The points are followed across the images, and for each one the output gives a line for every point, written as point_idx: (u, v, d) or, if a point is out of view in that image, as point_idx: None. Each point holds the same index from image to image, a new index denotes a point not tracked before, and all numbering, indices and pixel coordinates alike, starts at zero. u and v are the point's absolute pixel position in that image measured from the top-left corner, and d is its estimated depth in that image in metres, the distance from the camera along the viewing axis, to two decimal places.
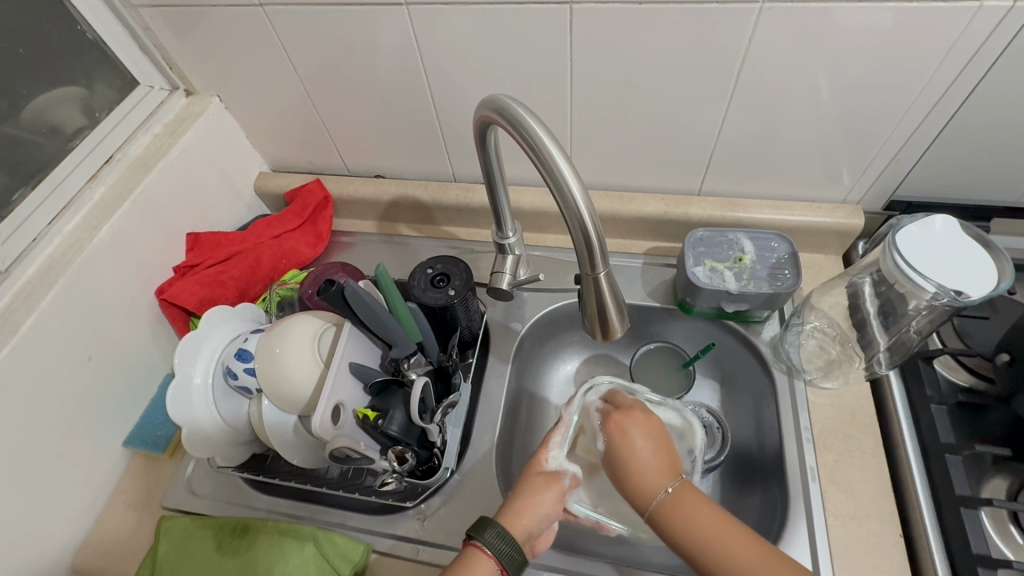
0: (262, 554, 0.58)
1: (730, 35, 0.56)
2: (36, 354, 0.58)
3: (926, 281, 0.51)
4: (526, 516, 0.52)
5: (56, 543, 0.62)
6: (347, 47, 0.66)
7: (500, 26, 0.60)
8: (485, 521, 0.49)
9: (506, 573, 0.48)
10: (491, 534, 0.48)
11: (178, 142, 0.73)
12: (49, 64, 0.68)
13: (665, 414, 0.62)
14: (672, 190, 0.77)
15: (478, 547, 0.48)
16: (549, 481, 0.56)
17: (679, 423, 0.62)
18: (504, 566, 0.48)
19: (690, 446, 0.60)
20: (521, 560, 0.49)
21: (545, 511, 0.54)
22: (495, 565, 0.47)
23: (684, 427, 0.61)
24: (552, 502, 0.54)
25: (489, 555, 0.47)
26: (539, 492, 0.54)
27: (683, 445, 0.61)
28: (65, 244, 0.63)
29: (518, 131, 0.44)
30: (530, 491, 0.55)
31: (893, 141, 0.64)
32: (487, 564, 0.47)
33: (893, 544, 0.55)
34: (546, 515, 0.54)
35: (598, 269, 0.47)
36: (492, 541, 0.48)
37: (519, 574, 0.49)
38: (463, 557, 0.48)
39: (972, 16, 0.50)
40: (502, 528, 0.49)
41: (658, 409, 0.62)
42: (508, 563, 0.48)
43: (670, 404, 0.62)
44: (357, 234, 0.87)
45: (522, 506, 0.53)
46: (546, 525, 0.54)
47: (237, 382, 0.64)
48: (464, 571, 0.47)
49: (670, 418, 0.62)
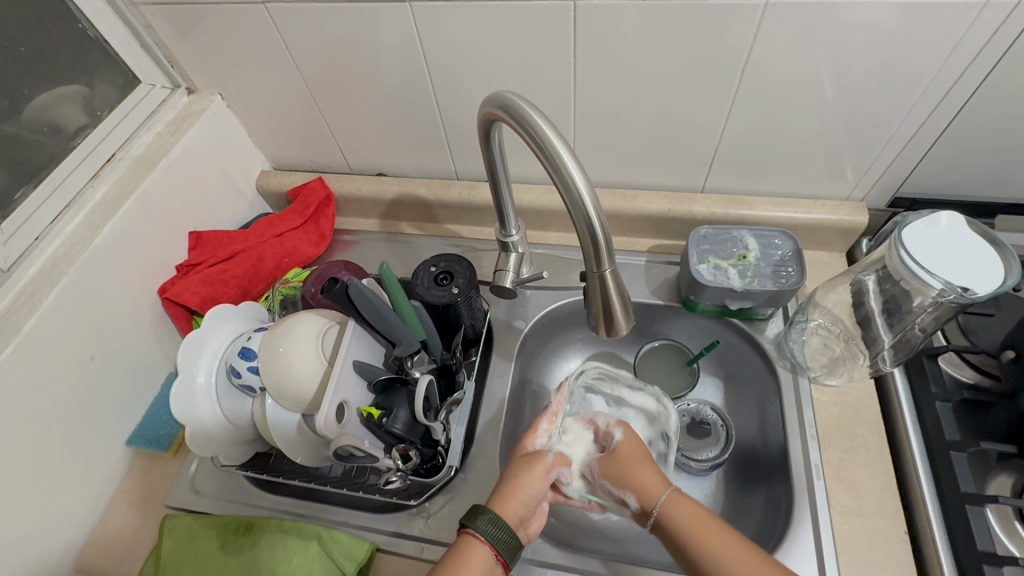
0: (266, 553, 0.58)
1: (735, 31, 0.56)
2: (38, 354, 0.58)
3: (933, 277, 0.50)
4: (516, 499, 0.52)
5: (59, 543, 0.62)
6: (350, 44, 0.66)
7: (503, 23, 0.60)
8: (478, 509, 0.49)
9: (502, 559, 0.48)
10: (484, 520, 0.48)
11: (179, 141, 0.73)
12: (50, 63, 0.67)
13: (640, 398, 0.65)
14: (675, 188, 0.77)
15: (473, 535, 0.48)
16: (534, 460, 0.55)
17: (655, 407, 0.65)
18: (499, 552, 0.48)
19: (665, 429, 0.63)
20: (517, 544, 0.49)
21: (535, 493, 0.53)
22: (489, 551, 0.47)
23: (659, 411, 0.64)
24: (541, 483, 0.54)
25: (482, 541, 0.47)
26: (526, 473, 0.54)
27: (657, 428, 0.64)
28: (67, 243, 0.63)
29: (524, 128, 0.44)
30: (517, 473, 0.54)
31: (898, 138, 0.64)
32: (482, 552, 0.47)
33: (898, 541, 0.55)
34: (535, 496, 0.53)
35: (603, 266, 0.46)
36: (485, 527, 0.48)
37: (515, 560, 0.49)
38: (458, 546, 0.48)
39: (977, 14, 0.50)
40: (493, 513, 0.49)
41: (635, 392, 0.65)
42: (503, 549, 0.48)
43: (647, 389, 0.65)
44: (359, 232, 0.86)
45: (511, 488, 0.53)
46: (536, 506, 0.54)
47: (240, 381, 0.64)
48: (458, 560, 0.47)
49: (645, 402, 0.65)
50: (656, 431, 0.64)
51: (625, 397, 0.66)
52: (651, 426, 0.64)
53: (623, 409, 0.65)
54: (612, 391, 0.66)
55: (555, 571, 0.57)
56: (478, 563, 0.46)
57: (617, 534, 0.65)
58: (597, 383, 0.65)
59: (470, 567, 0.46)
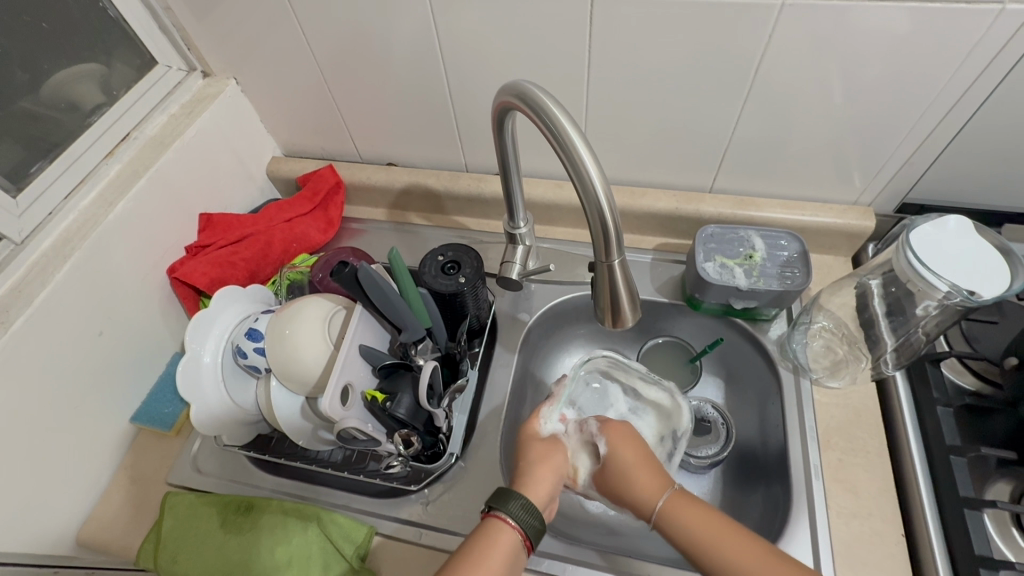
0: (266, 533, 0.59)
1: (753, 31, 0.56)
2: (47, 326, 0.58)
3: (939, 280, 0.51)
4: (546, 482, 0.54)
5: (62, 515, 0.62)
6: (366, 32, 0.66)
7: (521, 15, 0.60)
8: (507, 493, 0.49)
9: (528, 543, 0.48)
10: (515, 505, 0.48)
11: (194, 123, 0.74)
12: (69, 39, 0.68)
13: (655, 393, 0.67)
14: (684, 187, 0.77)
15: (501, 517, 0.48)
16: (556, 446, 0.58)
17: (668, 403, 0.66)
18: (527, 536, 0.48)
19: (676, 427, 0.65)
20: (542, 528, 0.49)
21: (560, 471, 0.56)
22: (517, 535, 0.47)
23: (673, 408, 0.65)
24: (560, 465, 0.56)
25: (511, 527, 0.47)
26: (553, 456, 0.56)
27: (669, 425, 0.65)
28: (81, 219, 0.64)
29: (539, 117, 0.44)
30: (543, 456, 0.56)
31: (908, 145, 0.64)
32: (510, 536, 0.47)
33: (896, 543, 0.55)
34: (558, 478, 0.55)
35: (612, 257, 0.47)
36: (516, 511, 0.48)
37: (539, 544, 0.49)
38: (484, 529, 0.48)
39: (993, 19, 0.50)
40: (524, 499, 0.49)
41: (649, 384, 0.67)
42: (531, 533, 0.48)
43: (661, 385, 0.67)
44: (367, 221, 0.87)
45: (539, 472, 0.54)
46: (558, 488, 0.55)
47: (246, 362, 0.65)
48: (486, 543, 0.46)
49: (660, 397, 0.67)
50: (669, 428, 0.65)
51: (641, 390, 0.68)
52: (665, 423, 0.66)
53: (639, 405, 0.68)
54: (626, 381, 0.68)
55: (552, 561, 0.57)
56: (509, 545, 0.47)
57: (610, 527, 0.67)
58: (611, 371, 0.68)
59: (497, 549, 0.46)
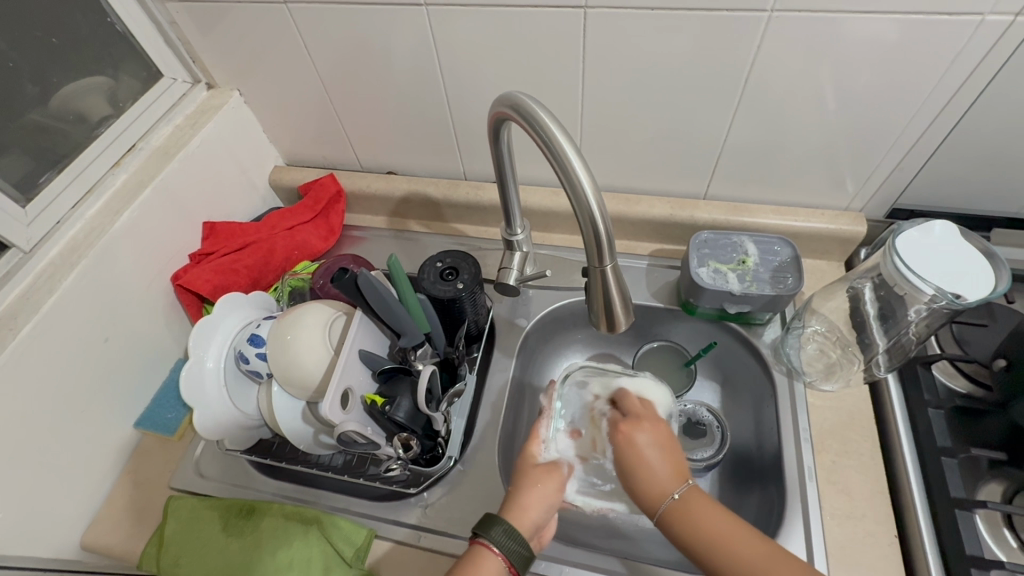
0: (268, 536, 0.59)
1: (741, 42, 0.58)
2: (54, 333, 0.60)
3: (925, 283, 0.52)
4: (534, 508, 0.54)
5: (67, 519, 0.63)
6: (366, 46, 0.68)
7: (515, 28, 0.62)
8: (493, 519, 0.50)
9: (513, 569, 0.49)
10: (498, 531, 0.49)
11: (197, 134, 0.75)
12: (77, 54, 0.69)
13: None
14: (678, 193, 0.78)
15: (485, 545, 0.49)
16: (549, 472, 0.58)
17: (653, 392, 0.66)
18: (511, 563, 0.49)
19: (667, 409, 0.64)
20: (529, 554, 0.50)
21: (551, 500, 0.56)
22: (502, 563, 0.49)
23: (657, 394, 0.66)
24: (554, 492, 0.56)
25: (495, 553, 0.49)
26: (543, 483, 0.57)
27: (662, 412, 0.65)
28: (87, 229, 0.65)
29: (532, 127, 0.45)
30: (534, 483, 0.57)
31: (897, 151, 0.65)
32: (495, 562, 0.48)
33: (889, 544, 0.56)
34: (550, 505, 0.56)
35: (605, 262, 0.48)
36: (500, 538, 0.49)
37: (526, 569, 0.50)
38: (470, 555, 0.50)
39: (974, 30, 0.52)
40: (508, 525, 0.50)
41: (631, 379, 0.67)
42: (516, 560, 0.49)
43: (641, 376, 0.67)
44: (367, 228, 0.88)
45: (527, 500, 0.55)
46: (551, 516, 0.56)
47: (248, 367, 0.66)
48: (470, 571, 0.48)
49: None
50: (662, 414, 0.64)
51: None
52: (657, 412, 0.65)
53: None
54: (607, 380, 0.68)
55: (551, 563, 0.57)
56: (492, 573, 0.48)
57: (610, 530, 0.67)
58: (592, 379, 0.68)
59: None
